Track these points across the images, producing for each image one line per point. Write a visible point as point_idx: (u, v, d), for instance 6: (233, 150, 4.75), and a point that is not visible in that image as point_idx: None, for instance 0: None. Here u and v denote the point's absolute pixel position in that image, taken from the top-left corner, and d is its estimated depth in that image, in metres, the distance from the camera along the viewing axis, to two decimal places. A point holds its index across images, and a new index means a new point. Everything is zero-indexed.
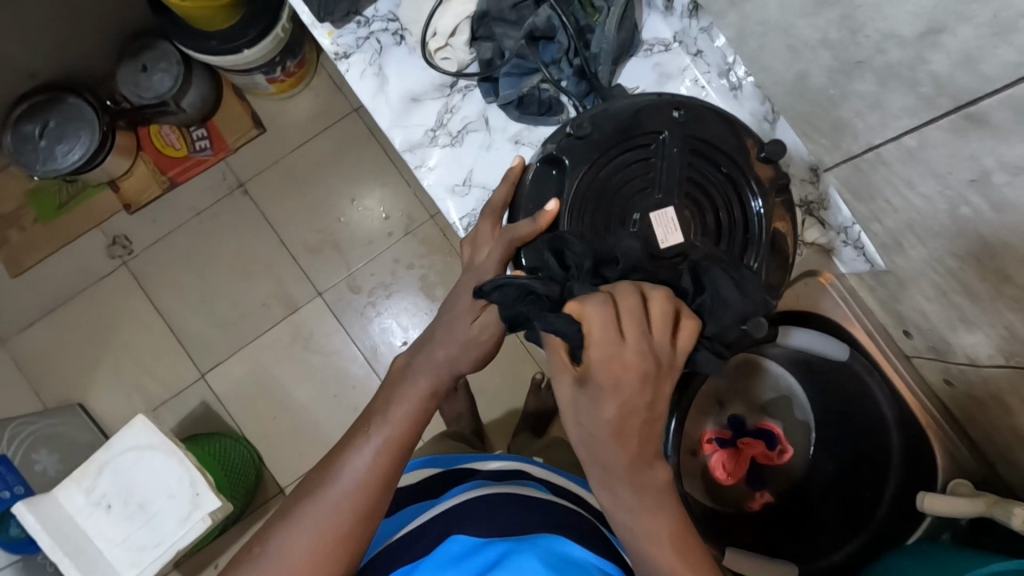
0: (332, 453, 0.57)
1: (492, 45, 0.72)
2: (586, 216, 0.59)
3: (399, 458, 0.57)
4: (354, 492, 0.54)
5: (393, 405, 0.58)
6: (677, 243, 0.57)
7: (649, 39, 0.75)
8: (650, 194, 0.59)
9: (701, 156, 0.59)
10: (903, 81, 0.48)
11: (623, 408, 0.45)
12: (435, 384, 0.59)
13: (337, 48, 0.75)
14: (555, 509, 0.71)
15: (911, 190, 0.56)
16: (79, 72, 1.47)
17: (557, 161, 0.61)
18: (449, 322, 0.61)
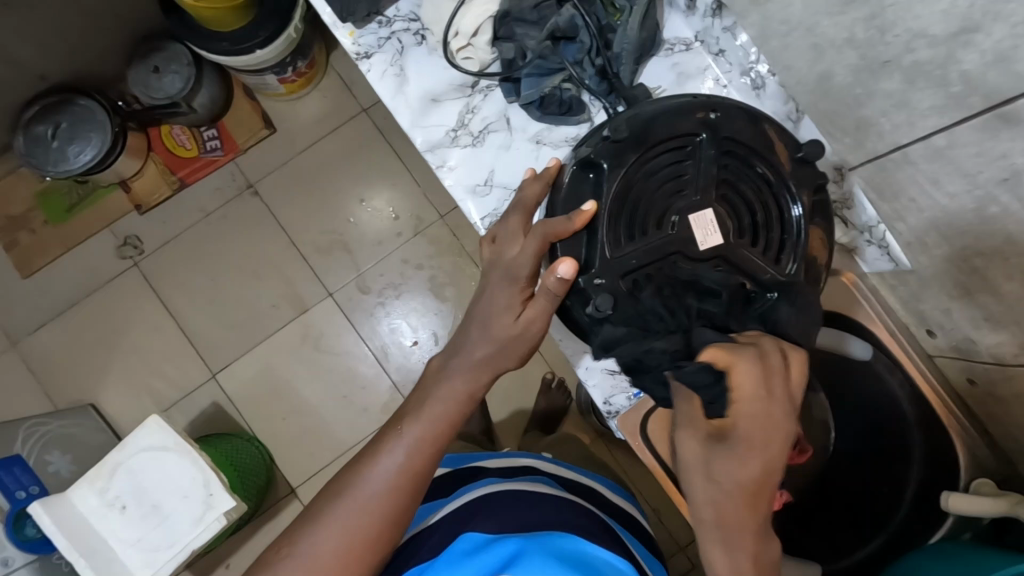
0: (365, 449, 0.57)
1: (514, 45, 0.72)
2: (625, 219, 0.58)
3: (431, 458, 0.57)
4: (387, 492, 0.54)
5: (430, 403, 0.58)
6: (716, 245, 0.57)
7: (669, 38, 0.75)
8: (687, 196, 0.58)
9: (738, 159, 0.60)
10: (933, 80, 0.48)
11: (763, 469, 0.48)
12: (474, 388, 0.58)
13: (358, 48, 0.75)
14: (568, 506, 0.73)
15: (938, 190, 0.56)
16: (90, 73, 1.47)
17: (594, 164, 0.60)
18: (480, 319, 0.59)
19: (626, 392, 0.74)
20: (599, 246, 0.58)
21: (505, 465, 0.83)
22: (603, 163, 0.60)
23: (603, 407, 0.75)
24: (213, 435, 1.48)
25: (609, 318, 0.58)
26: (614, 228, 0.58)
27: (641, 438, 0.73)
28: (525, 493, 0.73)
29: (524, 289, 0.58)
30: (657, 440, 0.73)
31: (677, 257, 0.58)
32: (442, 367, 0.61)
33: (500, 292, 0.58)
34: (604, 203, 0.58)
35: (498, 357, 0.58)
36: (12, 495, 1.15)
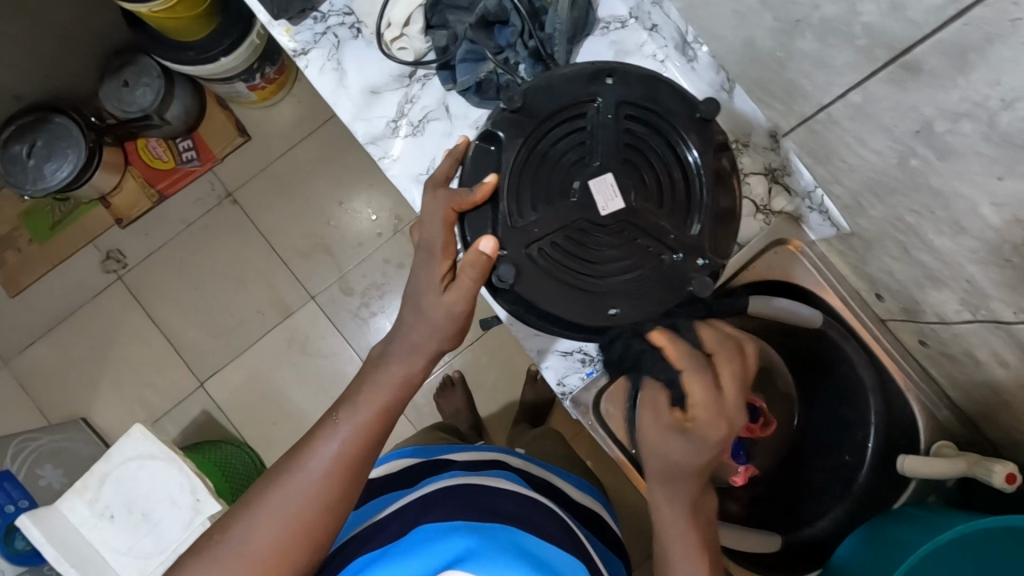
0: (305, 439, 0.59)
1: (447, 33, 0.72)
2: (526, 188, 0.61)
3: (368, 447, 0.58)
4: (321, 478, 0.56)
5: (367, 393, 0.59)
6: (617, 209, 0.60)
7: (604, 17, 0.74)
8: (588, 163, 0.61)
9: (640, 121, 0.62)
10: (842, 36, 0.48)
11: None
12: (410, 371, 0.60)
13: (295, 45, 0.75)
14: (527, 501, 0.74)
15: (864, 148, 0.55)
16: (63, 91, 1.49)
17: (494, 136, 0.61)
18: (417, 303, 0.59)
19: (579, 372, 0.74)
20: (502, 217, 0.60)
21: (474, 455, 0.84)
22: (501, 134, 0.61)
23: (557, 388, 0.74)
24: (203, 443, 1.49)
25: (514, 287, 0.61)
26: (514, 199, 0.61)
27: (593, 416, 0.74)
28: (477, 484, 0.75)
29: (445, 262, 0.58)
30: (610, 418, 0.74)
31: (581, 224, 0.61)
32: (386, 354, 0.61)
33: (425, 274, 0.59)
34: (506, 172, 0.60)
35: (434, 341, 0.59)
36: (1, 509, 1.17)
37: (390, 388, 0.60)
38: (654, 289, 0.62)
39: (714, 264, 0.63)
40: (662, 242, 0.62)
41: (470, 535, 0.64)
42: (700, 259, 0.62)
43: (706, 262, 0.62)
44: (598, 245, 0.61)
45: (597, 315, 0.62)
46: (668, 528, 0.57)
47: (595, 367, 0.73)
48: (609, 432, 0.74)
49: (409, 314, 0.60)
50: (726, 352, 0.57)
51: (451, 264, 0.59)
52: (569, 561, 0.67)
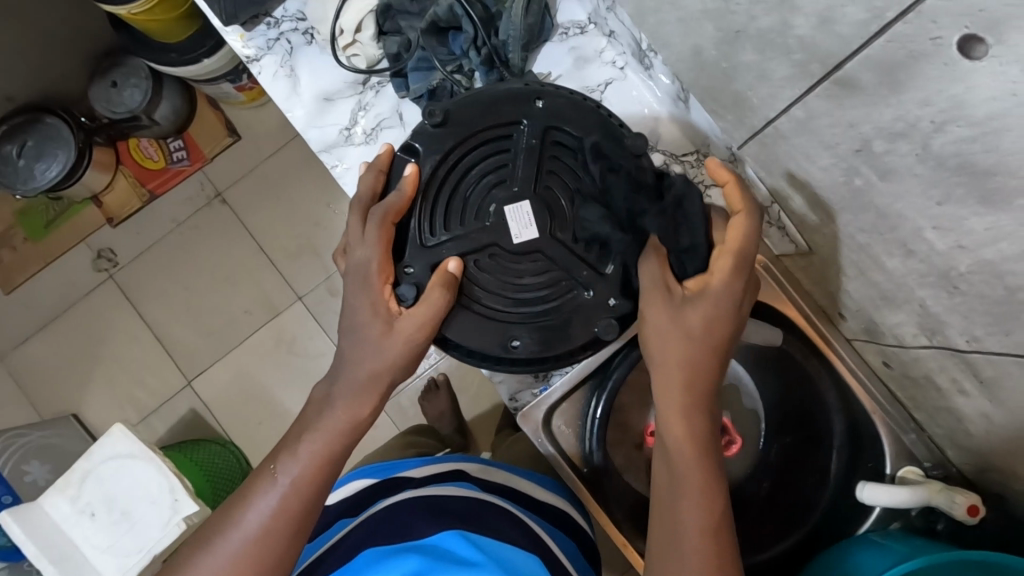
0: (242, 493, 0.57)
1: (399, 39, 0.71)
2: (442, 207, 0.62)
3: (312, 499, 0.57)
4: (260, 534, 0.54)
5: (305, 444, 0.57)
6: (531, 238, 0.61)
7: (564, 22, 0.72)
8: (507, 187, 0.62)
9: (564, 149, 0.63)
10: (778, 48, 0.46)
11: (704, 323, 0.55)
12: (356, 415, 0.57)
13: (248, 51, 0.74)
14: (486, 513, 0.67)
15: (810, 163, 0.52)
16: (55, 92, 1.51)
17: (413, 149, 0.63)
18: (355, 335, 0.57)
19: (532, 388, 0.72)
20: (413, 233, 0.61)
21: (436, 470, 0.74)
22: (419, 146, 0.62)
23: (510, 404, 0.73)
24: (188, 441, 1.50)
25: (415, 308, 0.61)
26: (427, 216, 0.62)
27: (542, 432, 0.72)
28: (429, 501, 0.67)
29: (384, 288, 0.58)
30: (560, 436, 0.73)
31: (492, 249, 0.61)
32: (329, 396, 0.58)
33: (365, 302, 0.57)
34: (422, 188, 0.62)
35: (379, 375, 0.57)
36: None
37: (335, 433, 0.57)
38: (560, 325, 0.63)
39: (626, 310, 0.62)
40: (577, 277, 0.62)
41: (412, 556, 0.60)
42: (611, 299, 0.62)
43: (618, 302, 0.62)
44: (509, 272, 0.62)
45: (499, 345, 0.62)
46: (671, 425, 0.55)
47: (547, 384, 0.72)
48: (561, 451, 0.73)
49: (348, 342, 0.58)
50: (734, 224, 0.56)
51: (390, 288, 0.59)
52: (532, 563, 0.62)
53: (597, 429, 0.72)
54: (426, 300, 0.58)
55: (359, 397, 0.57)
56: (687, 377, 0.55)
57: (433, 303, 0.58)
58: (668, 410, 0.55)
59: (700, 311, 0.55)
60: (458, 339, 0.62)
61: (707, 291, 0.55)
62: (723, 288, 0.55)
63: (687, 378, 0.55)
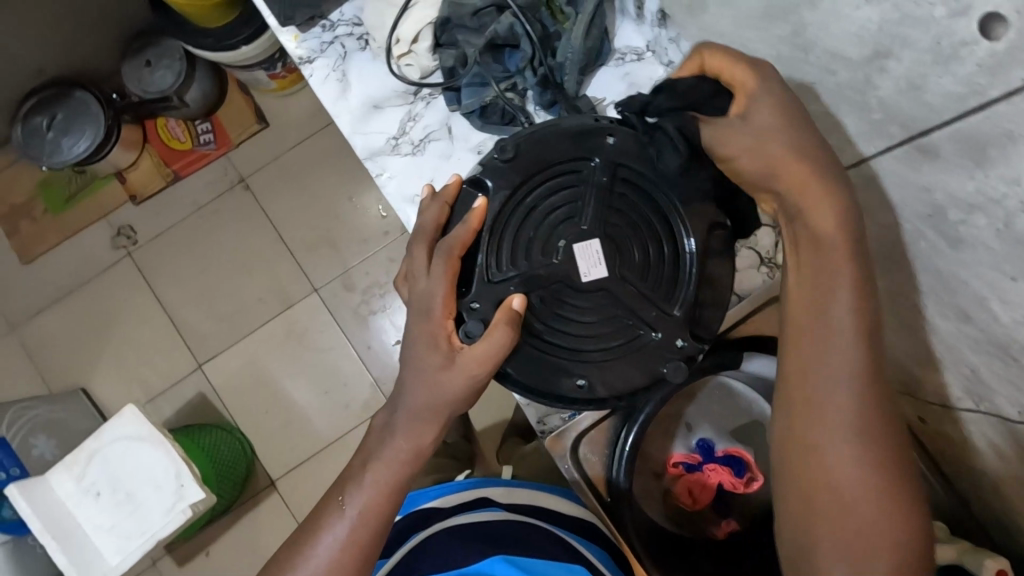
0: (307, 526, 0.59)
1: (455, 52, 0.70)
2: (508, 243, 0.61)
3: (378, 529, 0.58)
4: (328, 566, 0.56)
5: (369, 477, 0.58)
6: (600, 277, 0.60)
7: (619, 47, 0.72)
8: (577, 224, 0.61)
9: (633, 186, 0.62)
10: (856, 105, 0.45)
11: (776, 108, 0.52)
12: (419, 445, 0.58)
13: (301, 52, 0.73)
14: (519, 534, 0.66)
15: (871, 219, 0.52)
16: (88, 68, 1.51)
17: (480, 183, 0.62)
18: (419, 367, 0.57)
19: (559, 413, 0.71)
20: (478, 270, 0.60)
21: (464, 498, 0.73)
22: (488, 181, 0.62)
23: (536, 426, 0.72)
24: (195, 426, 1.50)
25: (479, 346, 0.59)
26: (493, 253, 0.61)
27: (569, 458, 0.73)
28: (458, 531, 0.66)
29: (446, 325, 0.58)
30: (587, 463, 0.73)
31: (559, 286, 0.61)
32: (389, 426, 0.59)
33: (427, 334, 0.58)
34: (488, 222, 0.61)
35: (437, 407, 0.57)
36: None
37: (398, 462, 0.59)
38: (626, 365, 0.62)
39: (692, 350, 0.62)
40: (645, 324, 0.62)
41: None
42: (679, 340, 0.62)
43: (685, 344, 0.62)
44: (576, 310, 0.61)
45: (564, 386, 0.62)
46: (815, 218, 0.51)
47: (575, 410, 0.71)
48: (584, 476, 0.73)
49: (408, 372, 0.59)
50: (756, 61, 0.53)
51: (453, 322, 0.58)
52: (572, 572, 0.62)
53: (625, 460, 0.71)
54: (488, 339, 0.56)
55: (422, 427, 0.58)
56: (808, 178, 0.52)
57: (496, 342, 0.56)
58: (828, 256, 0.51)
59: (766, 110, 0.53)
60: (525, 381, 0.61)
61: (768, 110, 0.53)
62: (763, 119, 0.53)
63: (853, 222, 0.52)
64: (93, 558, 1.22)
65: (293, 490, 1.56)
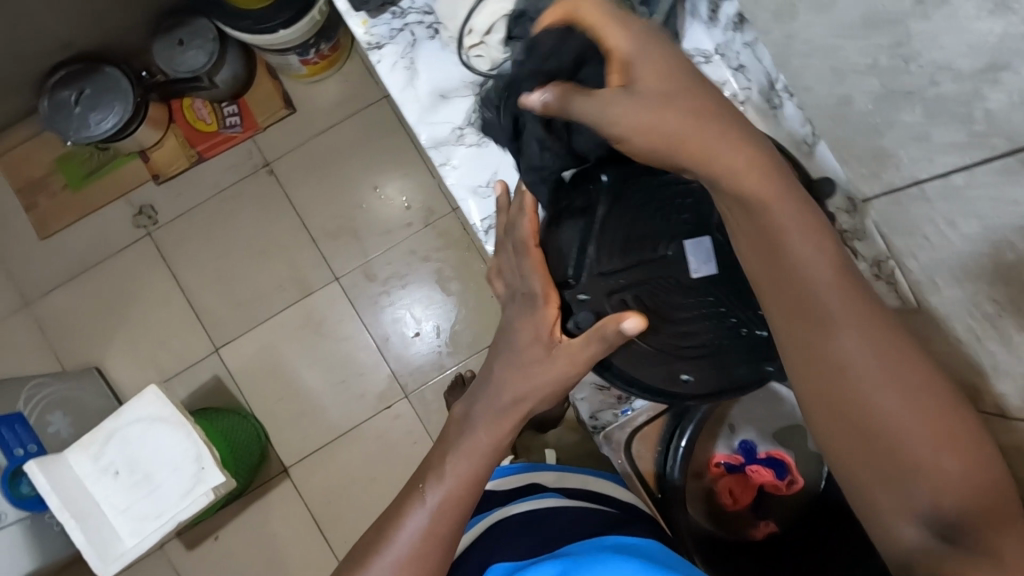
0: (389, 515, 0.61)
1: (525, 46, 0.66)
2: (620, 237, 0.66)
3: (456, 519, 0.60)
4: (412, 553, 0.57)
5: (450, 466, 0.62)
6: (707, 273, 0.65)
7: (688, 49, 0.72)
8: (687, 221, 0.65)
9: None
10: (956, 116, 0.46)
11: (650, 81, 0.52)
12: (497, 437, 0.63)
13: (370, 38, 0.74)
14: (581, 515, 0.70)
15: (953, 230, 0.53)
16: (116, 43, 1.49)
17: (595, 178, 0.67)
18: (518, 359, 0.65)
19: (613, 408, 0.74)
20: (590, 261, 0.66)
21: (519, 481, 0.78)
22: (602, 177, 0.67)
23: (590, 422, 0.75)
24: (210, 409, 1.49)
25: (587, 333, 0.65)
26: (604, 246, 0.66)
27: (623, 455, 0.75)
28: (524, 519, 0.70)
29: (551, 314, 0.65)
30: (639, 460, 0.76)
31: (668, 279, 0.66)
32: (469, 421, 0.65)
33: (529, 329, 0.65)
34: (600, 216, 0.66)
35: (522, 400, 0.64)
36: (11, 451, 1.17)
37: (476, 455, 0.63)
38: (726, 360, 0.66)
39: None
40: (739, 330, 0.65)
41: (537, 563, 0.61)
42: None
43: None
44: (682, 304, 0.65)
45: (667, 377, 0.67)
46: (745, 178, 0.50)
47: (630, 406, 0.74)
48: (636, 471, 0.76)
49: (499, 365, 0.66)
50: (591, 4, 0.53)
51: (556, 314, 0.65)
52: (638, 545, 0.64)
53: (680, 457, 0.75)
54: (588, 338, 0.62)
55: (501, 421, 0.64)
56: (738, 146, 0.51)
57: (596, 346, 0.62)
58: (781, 216, 0.50)
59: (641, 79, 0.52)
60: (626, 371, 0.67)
61: (649, 74, 0.51)
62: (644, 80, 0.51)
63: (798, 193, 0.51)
64: (109, 538, 1.21)
65: (306, 479, 1.56)
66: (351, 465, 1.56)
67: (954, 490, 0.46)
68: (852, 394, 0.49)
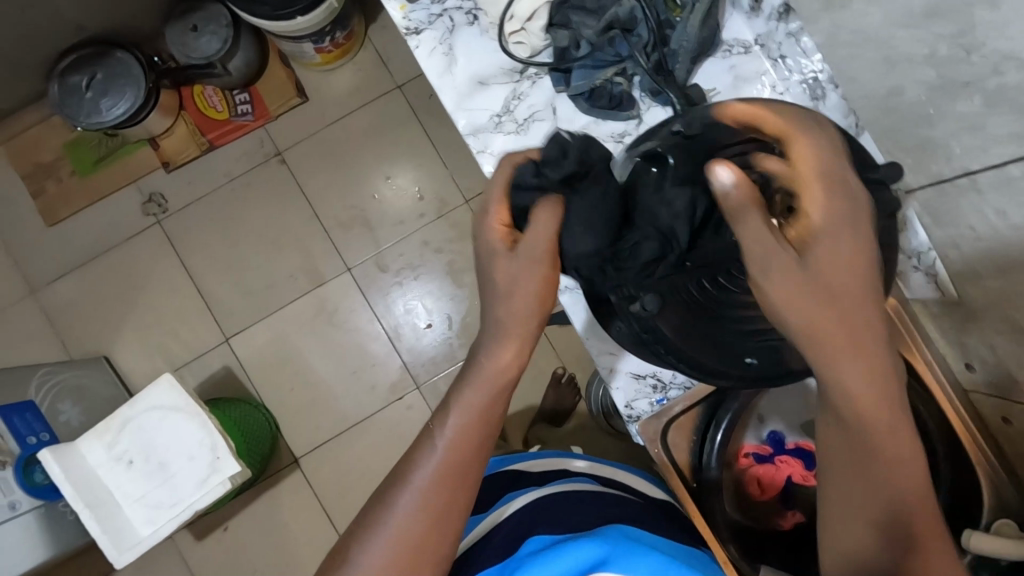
0: (406, 455, 0.57)
1: (569, 33, 0.69)
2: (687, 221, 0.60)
3: (473, 450, 0.56)
4: (431, 489, 0.54)
5: (456, 405, 0.57)
6: None
7: (727, 39, 0.72)
8: None
9: None
10: (1016, 106, 0.46)
11: (850, 251, 0.48)
12: (510, 366, 0.57)
13: (408, 23, 0.73)
14: (616, 503, 0.73)
15: (1002, 221, 0.53)
16: (129, 28, 1.47)
17: (659, 159, 0.61)
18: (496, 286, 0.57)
19: (648, 398, 0.76)
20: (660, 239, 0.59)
21: (547, 467, 0.82)
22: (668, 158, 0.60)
23: (625, 411, 0.77)
24: (221, 399, 1.48)
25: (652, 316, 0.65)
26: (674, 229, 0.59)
27: (660, 444, 0.74)
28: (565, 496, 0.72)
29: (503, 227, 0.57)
30: (675, 449, 0.75)
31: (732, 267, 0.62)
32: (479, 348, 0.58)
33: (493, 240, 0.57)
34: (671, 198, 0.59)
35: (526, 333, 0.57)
36: (23, 439, 1.15)
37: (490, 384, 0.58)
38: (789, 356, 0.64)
39: None
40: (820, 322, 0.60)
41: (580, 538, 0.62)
42: None
43: None
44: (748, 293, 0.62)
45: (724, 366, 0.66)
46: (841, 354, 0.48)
47: (665, 396, 0.76)
48: (672, 461, 0.74)
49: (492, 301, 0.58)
50: (807, 142, 0.51)
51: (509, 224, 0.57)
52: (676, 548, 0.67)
53: (717, 445, 0.72)
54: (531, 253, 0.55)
55: (513, 345, 0.57)
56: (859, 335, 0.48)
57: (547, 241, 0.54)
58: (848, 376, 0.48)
59: (835, 244, 0.48)
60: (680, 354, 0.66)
61: (825, 259, 0.47)
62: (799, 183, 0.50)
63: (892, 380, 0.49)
64: (123, 528, 1.20)
65: (318, 470, 1.55)
66: (363, 457, 1.55)
67: (851, 553, 0.51)
68: (855, 455, 0.51)
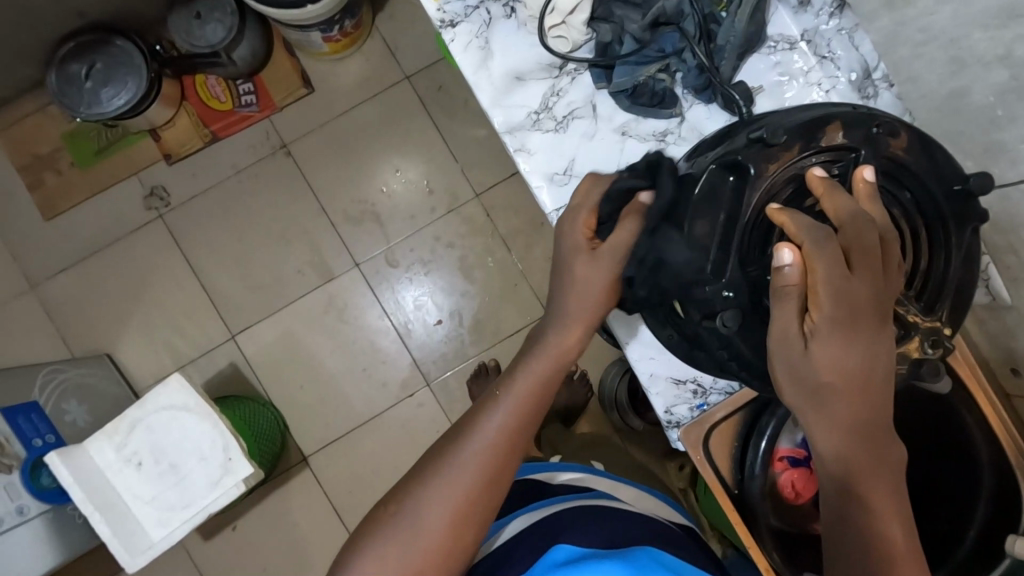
0: (464, 421, 0.62)
1: (611, 27, 0.67)
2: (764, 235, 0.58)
3: (528, 425, 0.62)
4: (485, 451, 0.59)
5: (522, 374, 0.63)
6: None
7: (772, 34, 0.68)
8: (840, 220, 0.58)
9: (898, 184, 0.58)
10: None
11: (864, 345, 0.50)
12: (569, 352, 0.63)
13: (443, 15, 0.70)
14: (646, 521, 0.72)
15: None
16: (131, 15, 1.42)
17: (738, 167, 0.59)
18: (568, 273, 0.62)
19: (688, 403, 0.75)
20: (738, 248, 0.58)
21: (569, 481, 0.80)
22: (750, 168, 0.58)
23: (664, 417, 0.76)
24: (230, 397, 1.45)
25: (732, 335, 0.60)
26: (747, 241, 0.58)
27: (701, 453, 0.73)
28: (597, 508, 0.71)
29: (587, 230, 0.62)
30: (716, 457, 0.73)
31: None
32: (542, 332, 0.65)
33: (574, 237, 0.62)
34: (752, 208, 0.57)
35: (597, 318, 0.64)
36: (29, 442, 1.12)
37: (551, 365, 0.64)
38: None
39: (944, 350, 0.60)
40: (908, 351, 0.58)
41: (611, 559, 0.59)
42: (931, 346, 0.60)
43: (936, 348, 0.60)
44: None
45: None
46: (839, 399, 0.51)
47: (704, 401, 0.75)
48: (714, 470, 0.73)
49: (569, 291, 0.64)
50: (852, 233, 0.51)
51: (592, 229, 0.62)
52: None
53: (761, 452, 0.71)
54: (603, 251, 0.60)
55: (576, 331, 0.63)
56: (862, 389, 0.51)
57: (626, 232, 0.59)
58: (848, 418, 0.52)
59: (838, 341, 0.50)
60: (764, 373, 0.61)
61: (835, 342, 0.50)
62: (868, 283, 0.50)
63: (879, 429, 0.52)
64: (134, 532, 1.18)
65: (328, 468, 1.53)
66: (374, 455, 1.53)
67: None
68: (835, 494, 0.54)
